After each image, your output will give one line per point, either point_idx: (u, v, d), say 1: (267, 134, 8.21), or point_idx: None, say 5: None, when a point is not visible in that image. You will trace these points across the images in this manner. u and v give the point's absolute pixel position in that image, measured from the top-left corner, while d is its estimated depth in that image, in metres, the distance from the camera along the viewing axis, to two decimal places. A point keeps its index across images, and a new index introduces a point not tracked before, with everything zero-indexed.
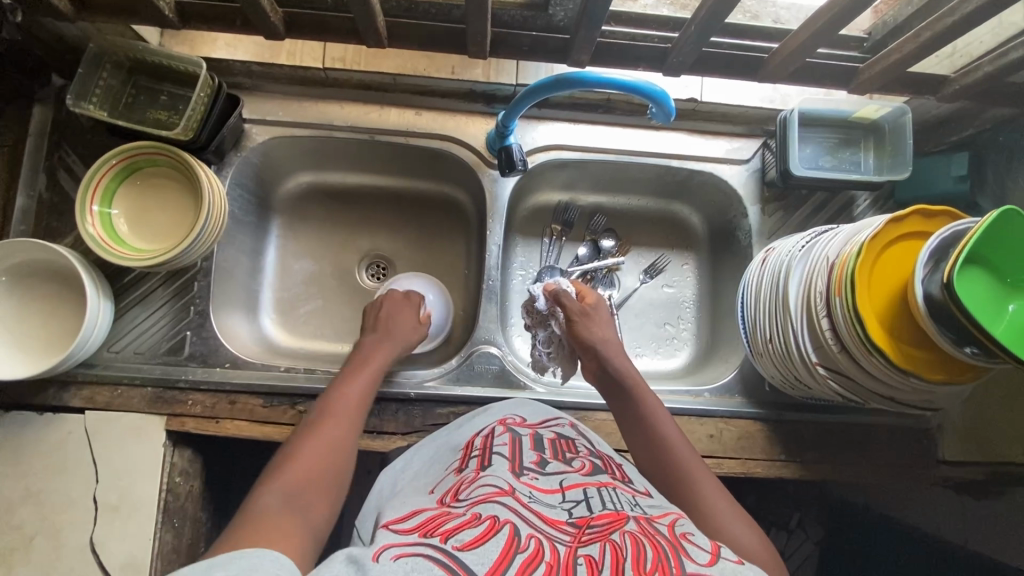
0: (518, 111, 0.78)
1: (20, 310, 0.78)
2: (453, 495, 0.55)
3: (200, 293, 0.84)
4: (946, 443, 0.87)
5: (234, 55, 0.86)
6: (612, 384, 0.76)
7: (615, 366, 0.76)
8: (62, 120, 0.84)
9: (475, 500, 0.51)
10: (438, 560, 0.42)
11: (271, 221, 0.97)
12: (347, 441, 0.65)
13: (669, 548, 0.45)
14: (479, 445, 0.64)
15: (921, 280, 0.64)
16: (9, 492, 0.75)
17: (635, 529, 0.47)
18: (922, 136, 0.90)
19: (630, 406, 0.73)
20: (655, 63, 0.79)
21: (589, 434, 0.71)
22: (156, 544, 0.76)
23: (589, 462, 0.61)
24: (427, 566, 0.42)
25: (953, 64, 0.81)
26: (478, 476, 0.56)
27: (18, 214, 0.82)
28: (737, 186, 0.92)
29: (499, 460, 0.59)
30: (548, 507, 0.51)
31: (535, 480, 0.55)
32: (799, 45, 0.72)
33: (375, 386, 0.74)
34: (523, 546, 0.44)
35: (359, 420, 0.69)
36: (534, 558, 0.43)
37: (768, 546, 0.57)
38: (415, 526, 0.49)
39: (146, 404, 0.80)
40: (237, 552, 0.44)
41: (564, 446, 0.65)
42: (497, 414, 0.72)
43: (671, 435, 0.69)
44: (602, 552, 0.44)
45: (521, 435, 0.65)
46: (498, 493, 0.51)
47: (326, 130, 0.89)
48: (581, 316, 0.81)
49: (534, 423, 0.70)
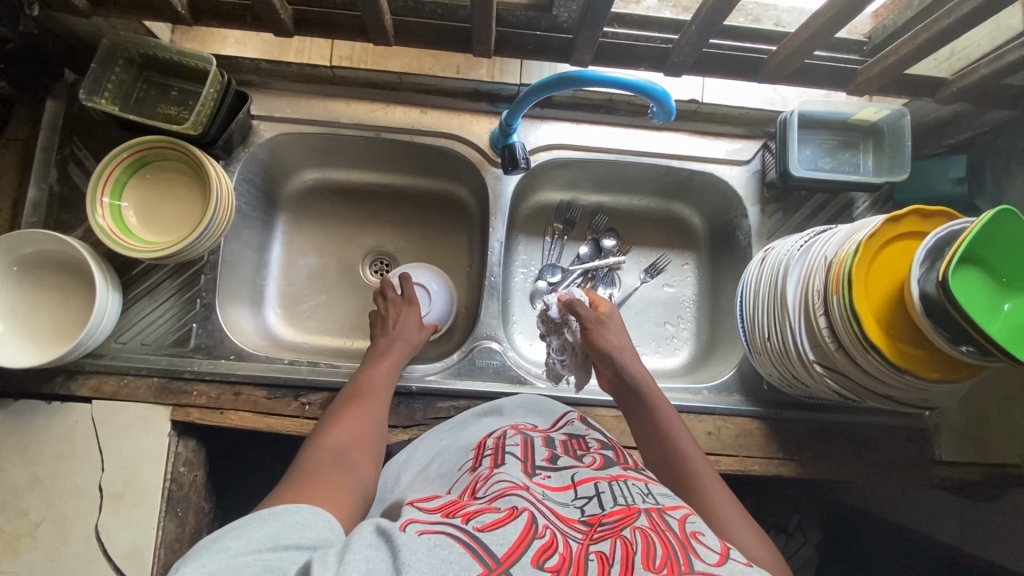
0: (521, 110, 0.79)
1: (30, 300, 0.80)
2: (471, 491, 0.55)
3: (207, 286, 0.85)
4: (943, 443, 0.87)
5: (244, 52, 0.88)
6: (624, 388, 0.77)
7: (630, 371, 0.77)
8: (74, 115, 0.85)
9: (493, 494, 0.52)
10: (460, 538, 0.43)
11: (277, 217, 0.98)
12: (371, 424, 0.69)
13: (678, 545, 0.45)
14: (491, 445, 0.65)
15: (917, 279, 0.65)
16: (17, 479, 0.76)
17: (645, 525, 0.47)
18: (922, 138, 0.91)
19: (641, 409, 0.74)
20: (656, 63, 0.80)
21: (597, 428, 0.73)
22: (159, 532, 0.77)
23: (601, 457, 0.62)
24: (448, 543, 0.42)
25: (952, 66, 0.82)
26: (492, 473, 0.57)
27: (29, 206, 0.83)
28: (737, 187, 0.93)
29: (512, 460, 0.60)
30: (561, 505, 0.51)
31: (547, 479, 0.56)
32: (799, 45, 0.73)
33: (397, 372, 0.80)
34: (539, 534, 0.45)
35: (385, 397, 0.75)
36: (549, 547, 0.44)
37: (770, 550, 0.58)
38: (438, 507, 0.51)
39: (152, 395, 0.81)
40: (293, 506, 0.49)
41: (576, 445, 0.66)
42: (510, 419, 0.74)
43: (680, 439, 0.70)
44: (613, 547, 0.44)
45: (533, 437, 0.67)
46: (514, 487, 0.52)
47: (333, 127, 0.91)
48: (597, 325, 0.81)
49: (545, 427, 0.71)
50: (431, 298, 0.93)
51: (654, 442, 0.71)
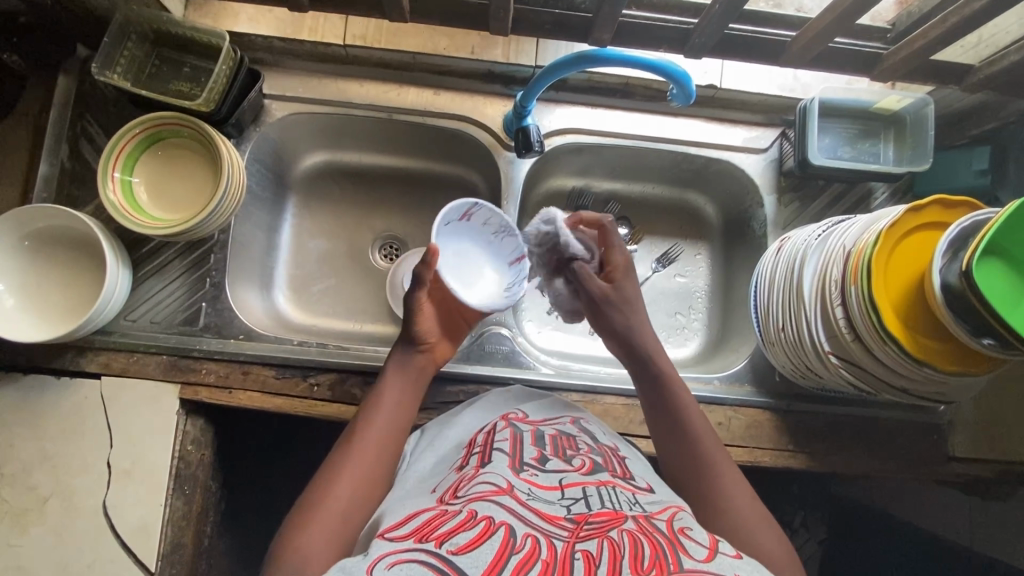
0: (536, 92, 0.78)
1: (41, 275, 0.80)
2: (452, 491, 0.53)
3: (217, 265, 0.85)
4: (957, 439, 0.86)
5: (257, 29, 0.87)
6: (633, 363, 0.73)
7: (642, 346, 0.73)
8: (85, 91, 0.85)
9: (472, 497, 0.50)
10: (432, 564, 0.42)
11: (288, 199, 0.98)
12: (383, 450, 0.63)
13: (667, 545, 0.45)
14: (481, 442, 0.62)
15: (939, 269, 0.64)
16: (26, 453, 0.77)
17: (633, 527, 0.47)
18: (944, 129, 0.89)
19: (652, 388, 0.71)
20: (677, 45, 0.79)
21: (590, 427, 0.70)
22: (167, 510, 0.77)
23: (590, 461, 0.60)
24: (420, 573, 0.41)
25: (979, 54, 0.81)
26: (478, 473, 0.55)
27: (41, 181, 0.83)
28: (753, 175, 0.92)
29: (499, 456, 0.57)
30: (546, 504, 0.50)
31: (535, 477, 0.54)
32: (825, 27, 0.71)
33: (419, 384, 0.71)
34: (518, 548, 0.44)
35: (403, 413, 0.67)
36: (530, 558, 0.43)
37: (785, 544, 0.57)
38: (411, 531, 0.47)
39: (161, 372, 0.81)
40: None
41: (565, 443, 0.63)
42: (499, 411, 0.72)
43: (696, 425, 0.67)
44: (600, 547, 0.44)
45: (522, 431, 0.64)
46: (496, 492, 0.50)
47: (344, 107, 0.90)
48: (614, 303, 0.74)
49: (536, 419, 0.69)
50: (492, 205, 0.73)
51: (666, 424, 0.68)
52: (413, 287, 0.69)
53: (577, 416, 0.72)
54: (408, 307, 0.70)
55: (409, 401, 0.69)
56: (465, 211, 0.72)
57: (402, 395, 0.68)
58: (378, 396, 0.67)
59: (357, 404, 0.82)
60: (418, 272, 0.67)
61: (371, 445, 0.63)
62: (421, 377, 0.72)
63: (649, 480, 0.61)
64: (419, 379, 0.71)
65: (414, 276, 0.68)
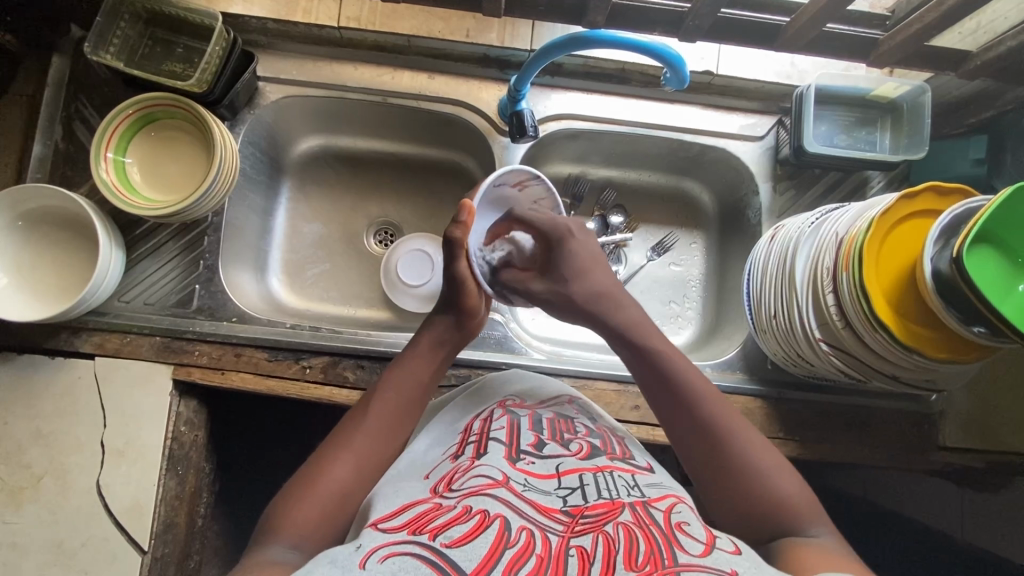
0: (530, 76, 0.77)
1: (35, 254, 0.80)
2: (447, 483, 0.53)
3: (210, 248, 0.85)
4: (947, 429, 0.86)
5: (251, 10, 0.86)
6: (625, 348, 0.68)
7: (609, 321, 0.69)
8: (79, 72, 0.85)
9: (467, 491, 0.50)
10: (426, 558, 0.42)
11: (283, 182, 0.98)
12: (387, 433, 0.62)
13: (663, 538, 0.45)
14: (478, 430, 0.62)
15: (930, 256, 0.63)
16: (20, 433, 0.77)
17: (629, 520, 0.47)
18: (941, 117, 0.88)
19: (648, 370, 0.65)
20: (671, 28, 0.78)
21: (587, 411, 0.69)
22: (160, 490, 0.78)
23: (587, 445, 0.59)
24: (414, 566, 0.41)
25: (977, 40, 0.79)
26: (473, 465, 0.54)
27: (34, 162, 0.83)
28: (748, 162, 0.91)
29: (495, 446, 0.57)
30: (541, 496, 0.50)
31: (531, 466, 0.54)
32: (821, 8, 0.71)
33: (436, 372, 0.69)
34: (512, 542, 0.44)
35: (419, 399, 0.66)
36: (524, 552, 0.43)
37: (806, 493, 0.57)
38: (404, 522, 0.47)
39: (154, 353, 0.81)
40: None
41: (563, 427, 0.62)
42: (496, 395, 0.70)
43: (704, 399, 0.62)
44: (594, 543, 0.45)
45: (519, 417, 0.63)
46: (490, 485, 0.50)
47: (338, 91, 0.89)
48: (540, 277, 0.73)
49: (533, 404, 0.68)
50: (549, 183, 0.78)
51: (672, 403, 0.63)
52: (454, 256, 0.69)
53: (576, 399, 0.72)
54: (449, 278, 0.70)
55: (429, 383, 0.68)
56: (522, 179, 0.76)
57: (426, 374, 0.68)
58: (397, 374, 0.67)
59: (349, 387, 0.82)
60: (452, 234, 0.69)
61: (381, 422, 0.62)
62: (456, 353, 0.72)
63: (649, 460, 0.61)
64: (447, 357, 0.71)
65: (448, 239, 0.69)
